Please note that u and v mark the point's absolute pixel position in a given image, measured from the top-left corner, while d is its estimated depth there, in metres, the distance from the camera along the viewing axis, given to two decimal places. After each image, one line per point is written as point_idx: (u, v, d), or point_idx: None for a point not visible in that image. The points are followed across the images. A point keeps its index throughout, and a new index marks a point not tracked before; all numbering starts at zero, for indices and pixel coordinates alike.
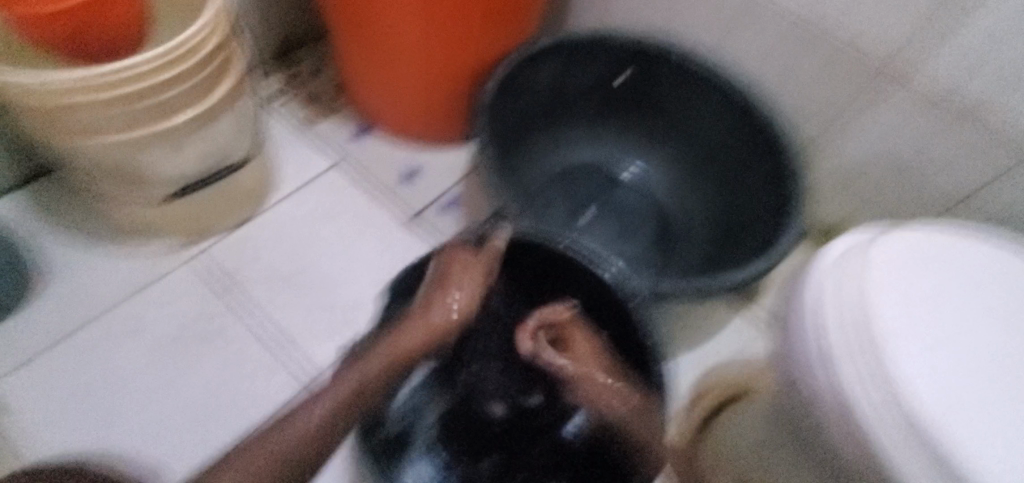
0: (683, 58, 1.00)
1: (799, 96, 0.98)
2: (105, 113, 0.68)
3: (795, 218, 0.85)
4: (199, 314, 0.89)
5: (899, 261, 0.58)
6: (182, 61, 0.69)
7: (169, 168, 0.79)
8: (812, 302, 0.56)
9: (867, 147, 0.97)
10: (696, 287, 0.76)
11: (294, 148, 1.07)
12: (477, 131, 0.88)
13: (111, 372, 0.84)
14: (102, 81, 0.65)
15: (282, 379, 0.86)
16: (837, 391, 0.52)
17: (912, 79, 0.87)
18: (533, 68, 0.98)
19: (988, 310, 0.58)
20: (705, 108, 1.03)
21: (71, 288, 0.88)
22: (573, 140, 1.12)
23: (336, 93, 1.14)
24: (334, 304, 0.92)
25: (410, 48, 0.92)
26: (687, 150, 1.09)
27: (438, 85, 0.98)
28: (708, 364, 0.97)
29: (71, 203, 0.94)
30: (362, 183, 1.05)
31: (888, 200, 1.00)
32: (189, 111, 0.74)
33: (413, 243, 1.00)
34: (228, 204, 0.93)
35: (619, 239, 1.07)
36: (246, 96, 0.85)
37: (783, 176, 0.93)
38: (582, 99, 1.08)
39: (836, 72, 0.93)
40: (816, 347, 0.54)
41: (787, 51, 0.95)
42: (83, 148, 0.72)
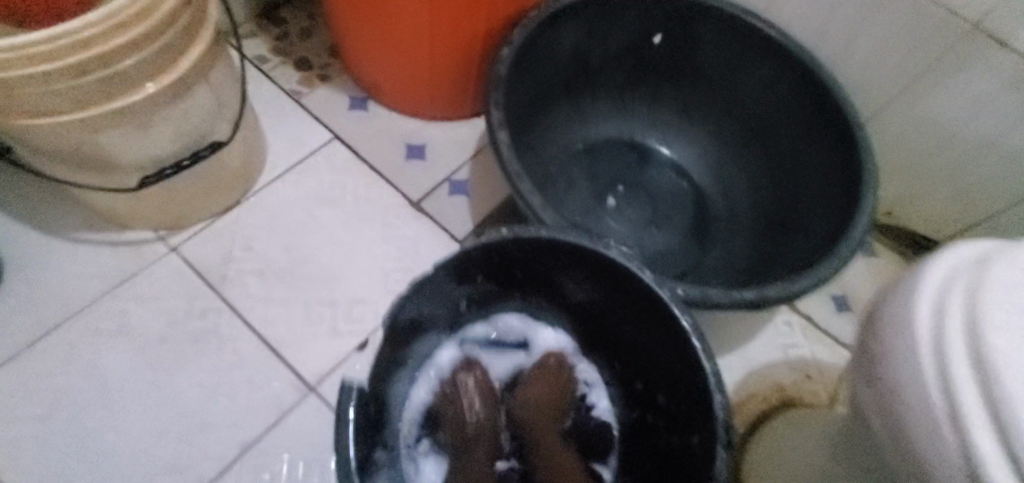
0: (731, 17, 0.85)
1: (867, 61, 0.84)
2: (49, 89, 0.57)
3: (864, 210, 0.73)
4: (183, 313, 0.80)
5: None
6: (137, 22, 0.57)
7: (135, 150, 0.68)
8: (919, 339, 0.44)
9: (947, 123, 0.83)
10: (749, 297, 0.64)
11: (285, 122, 0.95)
12: (491, 106, 0.74)
13: (82, 382, 0.75)
14: (38, 49, 0.53)
15: (274, 388, 0.77)
16: (959, 458, 0.40)
17: (1013, 42, 0.72)
18: (556, 29, 0.84)
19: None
20: (753, 76, 0.89)
21: (43, 285, 0.79)
22: (600, 114, 1.00)
23: (331, 57, 1.02)
24: (333, 300, 0.83)
25: (411, 6, 0.79)
26: (729, 124, 0.96)
27: (446, 48, 0.85)
28: (750, 368, 0.87)
29: (39, 187, 0.85)
30: (362, 161, 0.94)
31: (965, 184, 0.87)
32: (152, 82, 0.63)
33: (421, 230, 0.90)
34: (211, 189, 0.82)
35: (650, 226, 0.96)
36: (222, 64, 0.73)
37: (845, 159, 0.81)
38: (609, 65, 0.94)
39: (916, 33, 0.78)
40: (929, 396, 0.42)
41: (856, 7, 0.80)
42: (29, 130, 0.61)
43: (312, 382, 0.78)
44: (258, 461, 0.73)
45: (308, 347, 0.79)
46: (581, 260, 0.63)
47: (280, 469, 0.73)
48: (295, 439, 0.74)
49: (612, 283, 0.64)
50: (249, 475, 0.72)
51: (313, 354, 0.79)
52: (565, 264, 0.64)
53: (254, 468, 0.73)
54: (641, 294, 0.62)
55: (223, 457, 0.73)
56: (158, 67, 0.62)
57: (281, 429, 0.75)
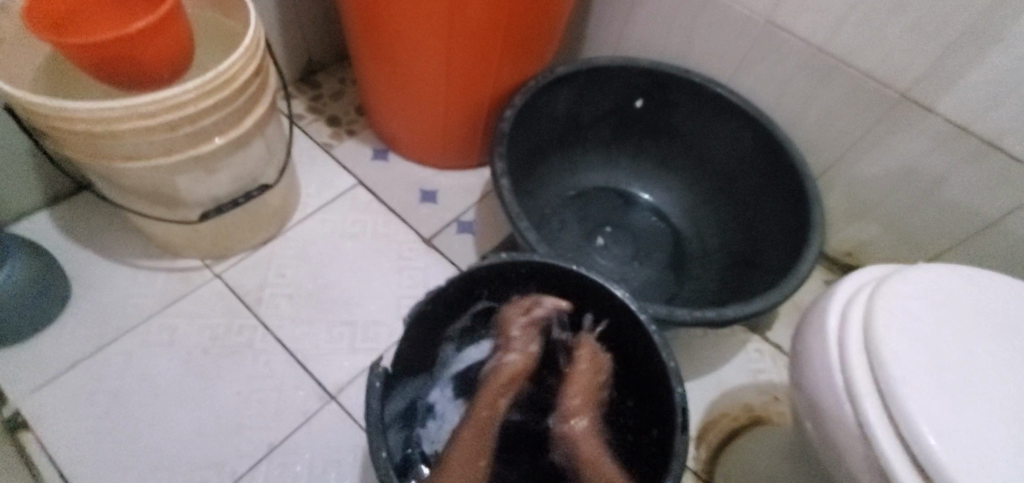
0: (699, 86, 1.01)
1: (815, 122, 0.99)
2: (144, 139, 0.71)
3: (810, 246, 0.86)
4: (223, 329, 0.92)
5: (916, 295, 0.58)
6: (218, 90, 0.72)
7: (200, 189, 0.83)
8: (827, 338, 0.56)
9: (887, 175, 0.97)
10: (709, 316, 0.76)
11: (317, 169, 1.10)
12: (497, 157, 0.89)
13: (136, 386, 0.86)
14: (146, 110, 0.68)
15: (301, 395, 0.88)
16: (857, 427, 0.51)
17: (932, 110, 0.87)
18: (552, 94, 1.01)
19: (1018, 351, 0.57)
20: (720, 134, 1.04)
21: (104, 302, 0.92)
22: (589, 164, 1.14)
23: (358, 115, 1.18)
24: (352, 321, 0.95)
25: (432, 75, 0.95)
26: (701, 175, 1.10)
27: (459, 110, 1.01)
28: (723, 390, 0.96)
29: (108, 220, 0.99)
30: (382, 203, 1.08)
31: (906, 228, 1.00)
32: (221, 136, 0.77)
33: (431, 262, 1.03)
34: (255, 223, 0.96)
35: (634, 262, 1.08)
36: (276, 121, 0.88)
37: (797, 204, 0.94)
38: (596, 124, 1.10)
39: (853, 101, 0.93)
40: (836, 383, 0.54)
41: (801, 80, 0.96)
42: (122, 170, 0.75)
43: (332, 391, 0.89)
44: (284, 459, 0.84)
45: (329, 362, 0.91)
46: (568, 281, 0.75)
47: (303, 468, 0.83)
48: (318, 441, 0.85)
49: (593, 303, 0.76)
50: (279, 473, 0.83)
51: (334, 367, 0.91)
52: (555, 284, 0.76)
53: (281, 464, 0.83)
54: (616, 307, 0.74)
55: (254, 455, 0.83)
56: (228, 124, 0.77)
57: (306, 431, 0.86)
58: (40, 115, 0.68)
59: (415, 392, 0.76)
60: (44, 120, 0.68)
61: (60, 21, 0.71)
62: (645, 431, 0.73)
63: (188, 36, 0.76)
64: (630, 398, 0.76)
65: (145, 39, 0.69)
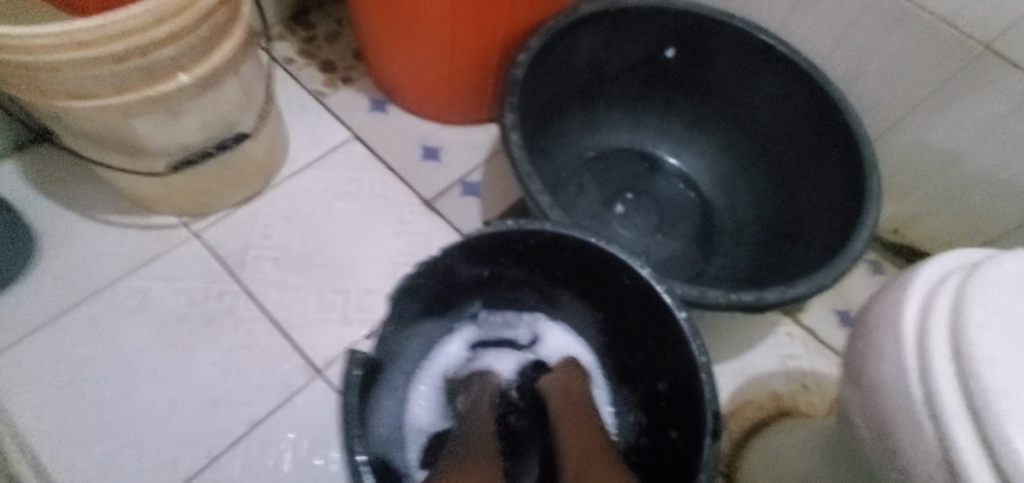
0: (743, 33, 0.88)
1: (876, 78, 0.85)
2: (91, 74, 0.61)
3: (866, 223, 0.75)
4: (202, 295, 0.84)
5: (1016, 289, 0.46)
6: (176, 16, 0.61)
7: (166, 136, 0.73)
8: (904, 337, 0.45)
9: (956, 142, 0.84)
10: (746, 300, 0.66)
11: (309, 119, 0.99)
12: (506, 109, 0.77)
13: (106, 353, 0.79)
14: (87, 38, 0.57)
15: (286, 369, 0.80)
16: (939, 450, 0.41)
17: (1020, 66, 0.74)
18: (573, 38, 0.88)
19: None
20: (763, 90, 0.91)
21: (71, 261, 0.84)
22: (612, 122, 1.02)
23: (355, 61, 1.06)
24: (344, 290, 0.86)
25: (434, 11, 0.82)
26: (739, 137, 0.97)
27: (465, 53, 0.89)
28: (750, 377, 0.87)
29: (74, 171, 0.89)
30: (380, 159, 0.97)
31: (971, 205, 0.88)
32: (184, 74, 0.67)
33: (433, 226, 0.93)
34: (236, 177, 0.86)
35: (657, 232, 0.98)
36: (253, 60, 0.77)
37: (853, 172, 0.82)
38: (623, 76, 0.97)
39: (925, 52, 0.79)
40: (913, 395, 0.43)
41: (865, 27, 0.82)
42: (70, 112, 0.65)
43: (319, 366, 0.81)
44: (264, 439, 0.77)
45: (317, 333, 0.83)
46: (583, 254, 0.64)
47: (286, 448, 0.76)
48: (303, 419, 0.78)
49: (610, 279, 0.66)
50: (258, 454, 0.76)
51: (322, 340, 0.83)
52: (569, 257, 0.66)
53: (262, 444, 0.76)
54: (637, 286, 0.63)
55: (232, 432, 0.77)
56: (193, 60, 0.67)
57: (289, 410, 0.78)
58: None
59: (394, 398, 0.67)
60: None
61: None
62: (660, 428, 0.66)
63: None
64: (656, 386, 0.67)
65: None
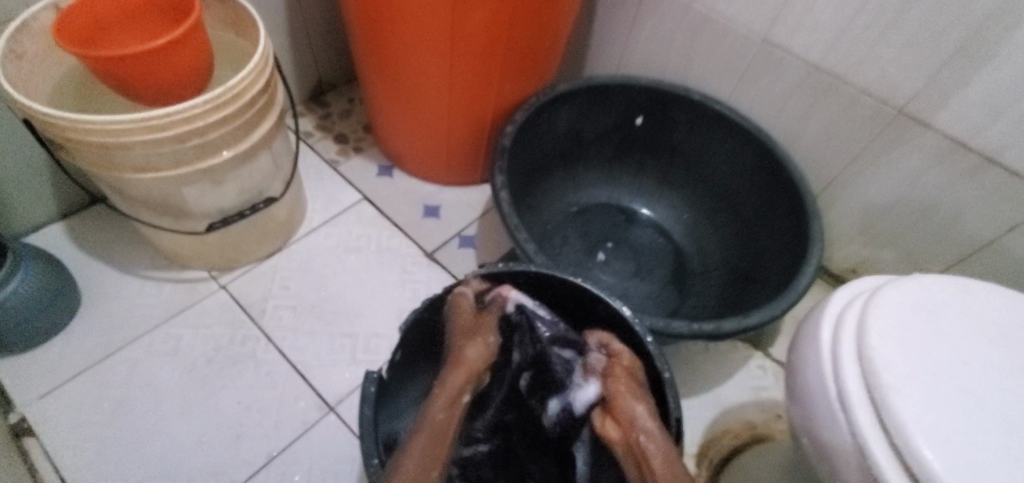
0: (698, 104, 1.03)
1: (814, 138, 1.00)
2: (154, 151, 0.74)
3: (810, 261, 0.86)
4: (227, 340, 0.93)
5: (910, 305, 0.56)
6: (227, 104, 0.75)
7: (207, 201, 0.85)
8: (821, 347, 0.55)
9: (887, 191, 0.97)
10: (707, 329, 0.76)
11: (324, 184, 1.13)
12: (497, 171, 0.90)
13: (138, 394, 0.88)
14: (157, 123, 0.70)
15: (301, 406, 0.89)
16: (851, 436, 0.50)
17: (928, 126, 0.88)
18: (553, 111, 1.03)
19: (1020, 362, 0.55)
20: (719, 151, 1.05)
21: (112, 311, 0.94)
22: (591, 181, 1.16)
23: (365, 133, 1.21)
24: (354, 334, 0.96)
25: (436, 91, 0.97)
26: (703, 191, 1.11)
27: (462, 125, 1.03)
28: (725, 406, 0.95)
29: (118, 233, 1.02)
30: (387, 218, 1.10)
31: (909, 245, 1.00)
32: (228, 150, 0.80)
33: (433, 275, 1.04)
34: (261, 235, 0.98)
35: (635, 277, 1.09)
36: (283, 136, 0.91)
37: (798, 218, 0.94)
38: (599, 141, 1.12)
39: (850, 117, 0.94)
40: (829, 393, 0.53)
41: (800, 96, 0.97)
42: (131, 181, 0.78)
43: (332, 402, 0.89)
44: (279, 471, 0.84)
45: (330, 373, 0.92)
46: (564, 291, 0.75)
47: (300, 479, 0.83)
48: (316, 452, 0.85)
49: (588, 313, 0.76)
50: None
51: (334, 379, 0.91)
52: (552, 294, 0.77)
53: (278, 475, 0.83)
54: (611, 318, 0.74)
55: (251, 465, 0.84)
56: (236, 138, 0.80)
57: (303, 444, 0.86)
58: (60, 130, 0.71)
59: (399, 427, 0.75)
60: (64, 134, 0.72)
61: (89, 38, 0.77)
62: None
63: (208, 54, 0.80)
64: None
65: (167, 54, 0.73)
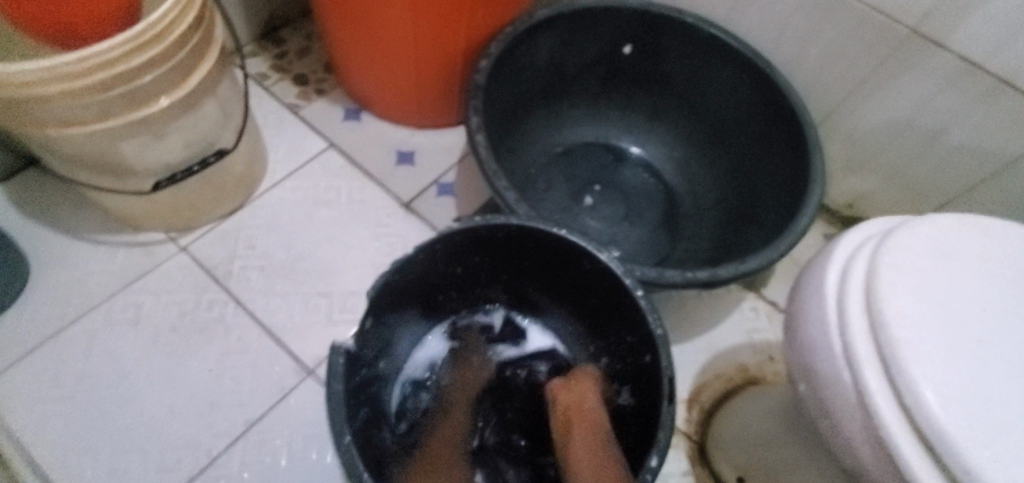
0: (692, 28, 0.93)
1: (816, 64, 0.91)
2: (75, 103, 0.65)
3: (810, 200, 0.80)
4: (192, 305, 0.88)
5: (922, 250, 0.51)
6: (152, 44, 0.65)
7: (149, 157, 0.77)
8: (826, 299, 0.50)
9: (894, 119, 0.90)
10: (701, 277, 0.72)
11: (285, 132, 1.03)
12: (470, 112, 0.81)
13: (103, 366, 0.83)
14: (70, 70, 0.61)
15: (277, 371, 0.85)
16: (856, 394, 0.46)
17: (941, 46, 0.80)
18: (532, 42, 0.92)
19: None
20: (715, 80, 0.97)
21: (64, 280, 0.88)
22: (576, 119, 1.07)
23: (327, 73, 1.10)
24: (328, 293, 0.91)
25: (398, 22, 0.86)
26: (696, 126, 1.03)
27: (431, 60, 0.93)
28: (716, 350, 0.93)
29: (62, 195, 0.93)
30: (356, 167, 1.02)
31: (911, 176, 0.95)
32: (163, 98, 0.71)
33: (410, 227, 0.97)
34: (217, 192, 0.90)
35: (625, 221, 1.03)
36: (228, 79, 0.81)
37: (796, 154, 0.88)
38: (584, 74, 1.02)
39: (857, 39, 0.85)
40: (834, 348, 0.48)
41: (802, 17, 0.87)
42: (56, 139, 0.69)
43: (309, 365, 0.86)
44: (260, 437, 0.81)
45: (305, 335, 0.87)
46: (548, 243, 0.69)
47: (283, 443, 0.81)
48: (296, 417, 0.82)
49: (574, 266, 0.71)
50: (255, 451, 0.80)
51: (309, 341, 0.87)
52: (534, 248, 0.71)
53: (258, 442, 0.81)
54: (598, 271, 0.69)
55: (229, 433, 0.81)
56: (170, 84, 0.71)
57: (282, 409, 0.83)
58: None
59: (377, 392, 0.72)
60: None
61: None
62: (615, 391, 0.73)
63: None
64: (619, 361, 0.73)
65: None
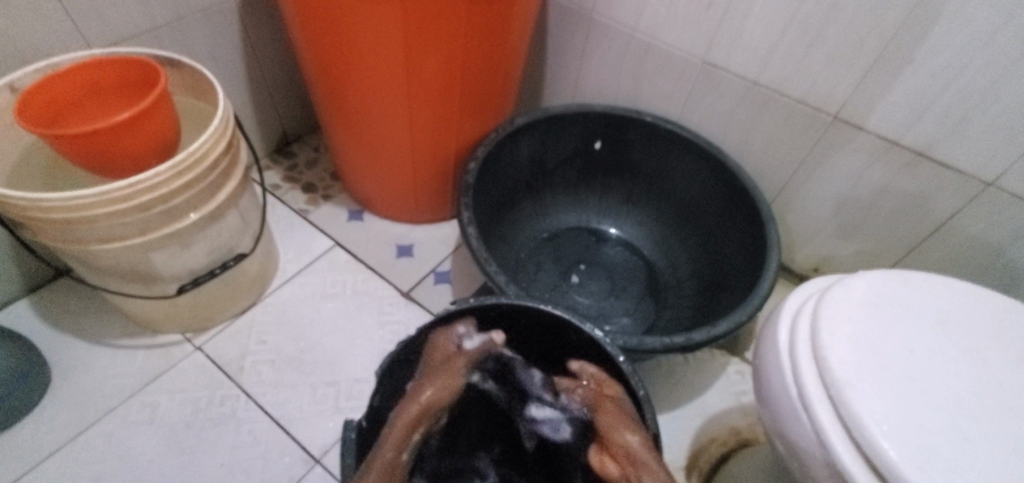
0: (651, 125, 1.07)
1: (762, 148, 1.05)
2: (119, 222, 0.75)
3: (771, 266, 0.89)
4: (205, 402, 0.92)
5: (857, 303, 0.59)
6: (190, 169, 0.76)
7: (176, 265, 0.85)
8: (780, 351, 0.58)
9: (838, 190, 1.02)
10: (679, 342, 0.79)
11: (295, 234, 1.13)
12: (462, 207, 0.92)
13: (116, 467, 0.86)
14: (120, 194, 0.71)
15: (286, 461, 0.88)
16: (815, 433, 0.52)
17: (863, 128, 0.93)
18: (513, 144, 1.06)
19: (967, 346, 0.58)
20: (676, 166, 1.10)
21: (84, 385, 0.93)
22: (559, 206, 1.19)
23: (333, 180, 1.23)
24: (335, 382, 0.96)
25: (397, 136, 1.00)
26: (667, 206, 1.14)
27: (426, 165, 1.06)
28: (708, 415, 0.97)
29: (88, 304, 1.00)
30: (360, 261, 1.11)
31: (864, 239, 1.05)
32: (195, 212, 0.81)
33: (411, 314, 1.05)
34: (233, 292, 0.98)
35: (611, 296, 1.11)
36: (249, 192, 0.92)
37: (755, 226, 0.98)
38: (562, 167, 1.15)
39: (792, 126, 0.99)
40: (791, 394, 0.55)
41: (744, 110, 1.02)
42: (98, 253, 0.78)
43: (318, 454, 0.89)
44: None
45: (313, 424, 0.91)
46: (537, 319, 0.76)
47: None
48: None
49: (561, 338, 0.78)
50: None
51: (318, 430, 0.91)
52: (525, 324, 0.78)
53: None
54: (584, 341, 0.75)
55: None
56: (201, 201, 0.81)
57: None
58: (23, 210, 0.72)
59: None
60: (26, 214, 0.72)
61: (56, 118, 0.78)
62: None
63: (173, 124, 0.81)
64: None
65: (130, 131, 0.74)
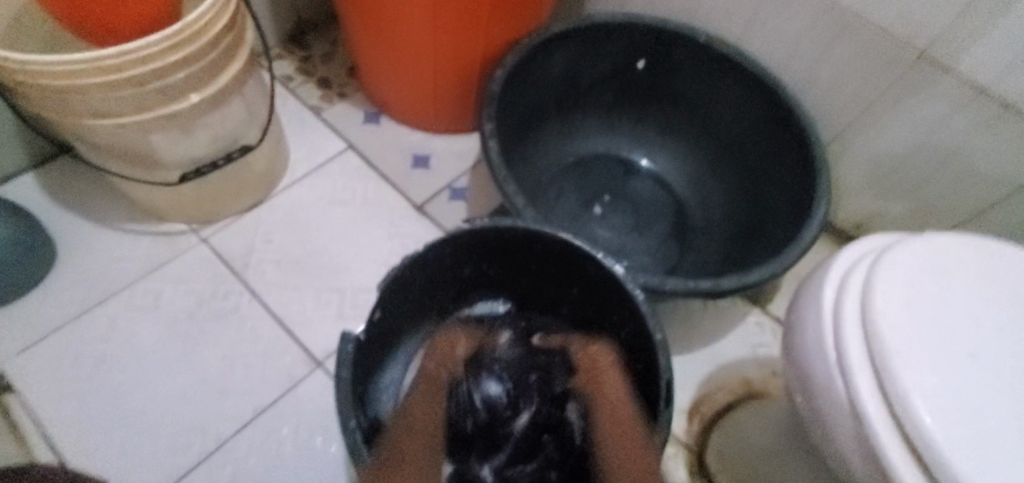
0: (704, 46, 0.95)
1: (826, 84, 0.93)
2: (113, 95, 0.69)
3: (816, 216, 0.82)
4: (209, 294, 0.91)
5: (919, 267, 0.52)
6: (187, 42, 0.68)
7: (178, 150, 0.80)
8: (822, 311, 0.51)
9: (905, 140, 0.91)
10: (703, 287, 0.73)
11: (306, 132, 1.07)
12: (485, 119, 0.84)
13: (121, 348, 0.86)
14: (110, 63, 0.65)
15: (287, 361, 0.87)
16: (849, 402, 0.47)
17: (950, 70, 0.81)
18: (547, 54, 0.95)
19: None
20: (726, 97, 0.98)
21: (89, 265, 0.91)
22: (588, 130, 1.09)
23: (349, 77, 1.14)
24: (340, 289, 0.93)
25: (420, 32, 0.90)
26: (707, 141, 1.05)
27: (449, 68, 0.96)
28: (720, 362, 0.93)
29: (92, 184, 0.97)
30: (373, 168, 1.05)
31: (921, 197, 0.95)
32: (196, 93, 0.75)
33: (422, 229, 1.00)
34: (238, 186, 0.93)
35: (633, 232, 1.05)
36: (255, 80, 0.85)
37: (804, 171, 0.89)
38: (597, 87, 1.05)
39: (866, 61, 0.87)
40: (828, 358, 0.49)
41: (815, 37, 0.89)
42: (94, 129, 0.73)
43: (319, 358, 0.88)
44: (267, 425, 0.83)
45: (316, 328, 0.90)
46: (554, 247, 0.71)
47: (288, 433, 0.83)
48: (304, 408, 0.85)
49: (578, 270, 0.73)
50: (260, 437, 0.83)
51: (320, 334, 0.89)
52: (540, 251, 0.72)
53: (266, 429, 0.83)
54: (602, 277, 0.70)
55: (240, 419, 0.83)
56: (201, 81, 0.74)
57: (291, 398, 0.85)
58: (11, 72, 0.66)
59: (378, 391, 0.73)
60: (15, 77, 0.67)
61: None
62: None
63: None
64: None
65: None
